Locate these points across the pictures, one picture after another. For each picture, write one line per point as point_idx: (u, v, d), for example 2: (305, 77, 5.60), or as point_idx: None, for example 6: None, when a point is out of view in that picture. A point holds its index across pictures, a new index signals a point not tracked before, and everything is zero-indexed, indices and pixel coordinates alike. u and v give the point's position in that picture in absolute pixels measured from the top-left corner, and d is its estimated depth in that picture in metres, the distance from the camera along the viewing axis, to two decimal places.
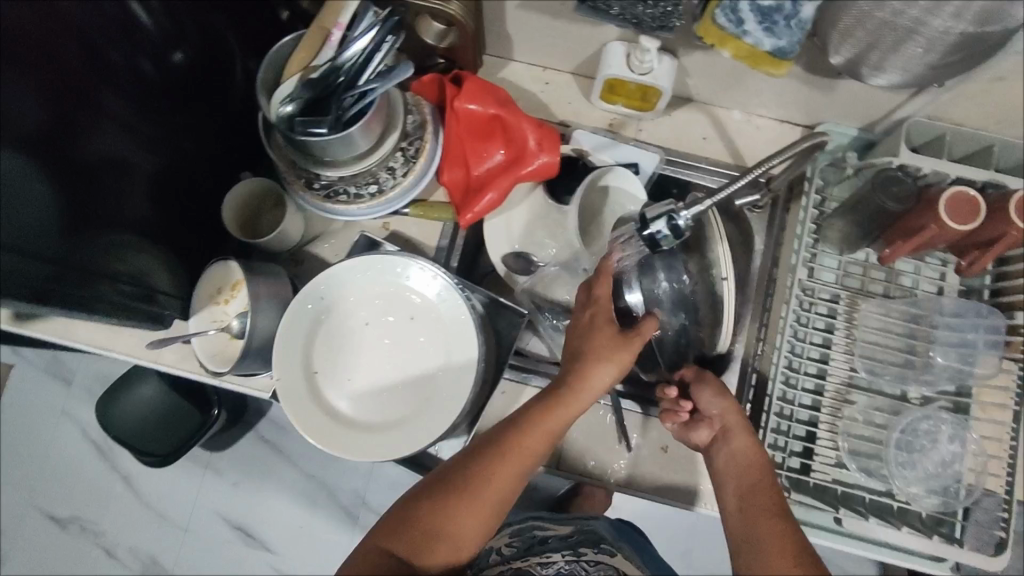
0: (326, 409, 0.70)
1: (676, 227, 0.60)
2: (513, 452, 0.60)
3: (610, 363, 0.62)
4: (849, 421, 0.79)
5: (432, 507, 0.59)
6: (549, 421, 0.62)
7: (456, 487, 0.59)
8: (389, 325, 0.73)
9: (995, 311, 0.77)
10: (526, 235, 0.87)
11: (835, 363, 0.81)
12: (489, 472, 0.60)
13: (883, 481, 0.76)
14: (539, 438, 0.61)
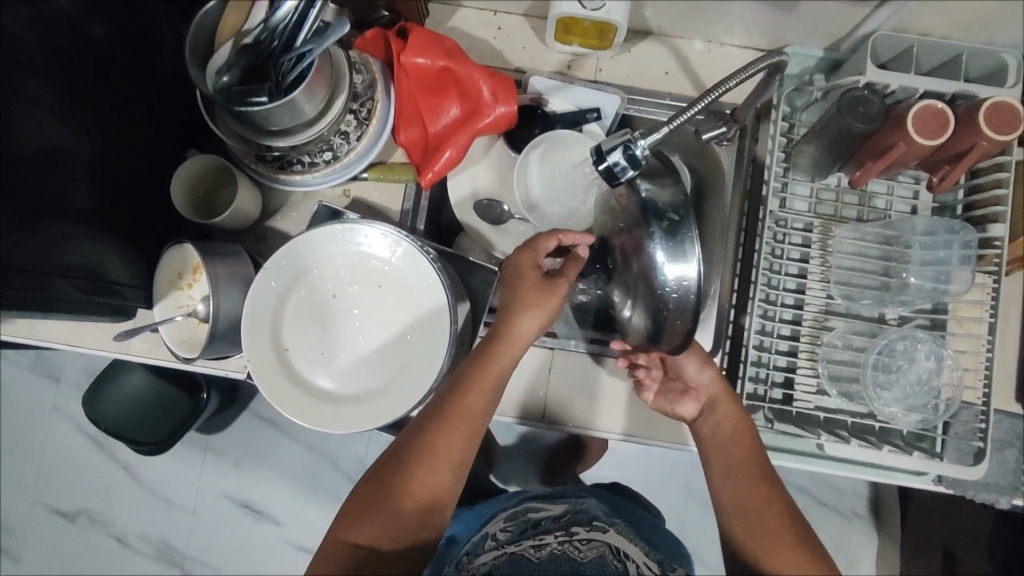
0: (302, 385, 0.69)
1: (634, 157, 0.58)
2: (457, 419, 0.63)
3: (530, 312, 0.67)
4: (829, 347, 0.79)
5: (393, 488, 0.61)
6: (487, 382, 0.65)
7: (409, 465, 0.61)
8: (357, 294, 0.72)
9: (967, 226, 0.76)
10: (492, 191, 0.85)
11: (811, 292, 0.81)
12: (439, 446, 0.62)
13: (863, 404, 0.77)
14: (479, 397, 0.64)
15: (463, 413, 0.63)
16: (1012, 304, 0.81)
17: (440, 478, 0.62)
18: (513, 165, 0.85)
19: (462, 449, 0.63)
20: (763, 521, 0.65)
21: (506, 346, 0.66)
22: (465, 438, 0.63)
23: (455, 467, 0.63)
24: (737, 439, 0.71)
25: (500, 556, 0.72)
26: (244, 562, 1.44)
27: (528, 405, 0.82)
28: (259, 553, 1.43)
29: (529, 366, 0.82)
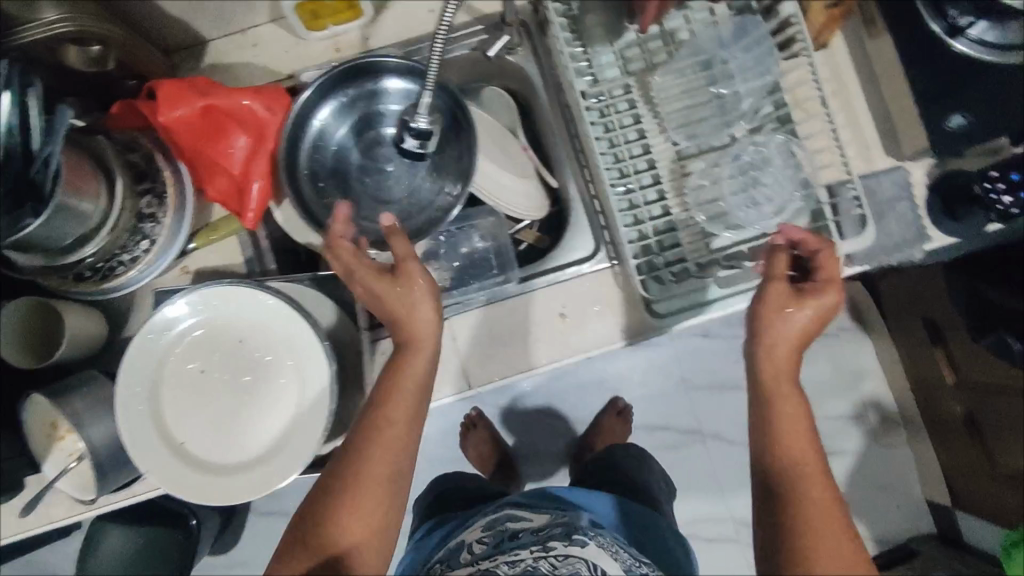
0: (218, 468, 0.66)
1: (419, 132, 0.61)
2: (380, 433, 0.60)
3: (422, 294, 0.62)
4: (696, 191, 0.78)
5: (324, 523, 0.57)
6: (405, 384, 0.62)
7: (345, 480, 0.58)
8: (223, 360, 0.68)
9: (754, 21, 0.78)
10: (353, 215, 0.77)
11: (657, 147, 0.79)
12: (363, 460, 0.58)
13: (745, 227, 0.77)
14: (400, 407, 0.61)
15: (386, 425, 0.60)
16: (837, 72, 0.81)
17: (378, 481, 0.59)
18: (378, 198, 0.78)
19: (394, 463, 0.60)
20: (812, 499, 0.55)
21: (409, 350, 0.63)
22: (397, 450, 0.60)
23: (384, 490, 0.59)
24: (773, 355, 0.61)
25: (470, 573, 0.64)
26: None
27: (450, 382, 0.79)
28: None
29: None
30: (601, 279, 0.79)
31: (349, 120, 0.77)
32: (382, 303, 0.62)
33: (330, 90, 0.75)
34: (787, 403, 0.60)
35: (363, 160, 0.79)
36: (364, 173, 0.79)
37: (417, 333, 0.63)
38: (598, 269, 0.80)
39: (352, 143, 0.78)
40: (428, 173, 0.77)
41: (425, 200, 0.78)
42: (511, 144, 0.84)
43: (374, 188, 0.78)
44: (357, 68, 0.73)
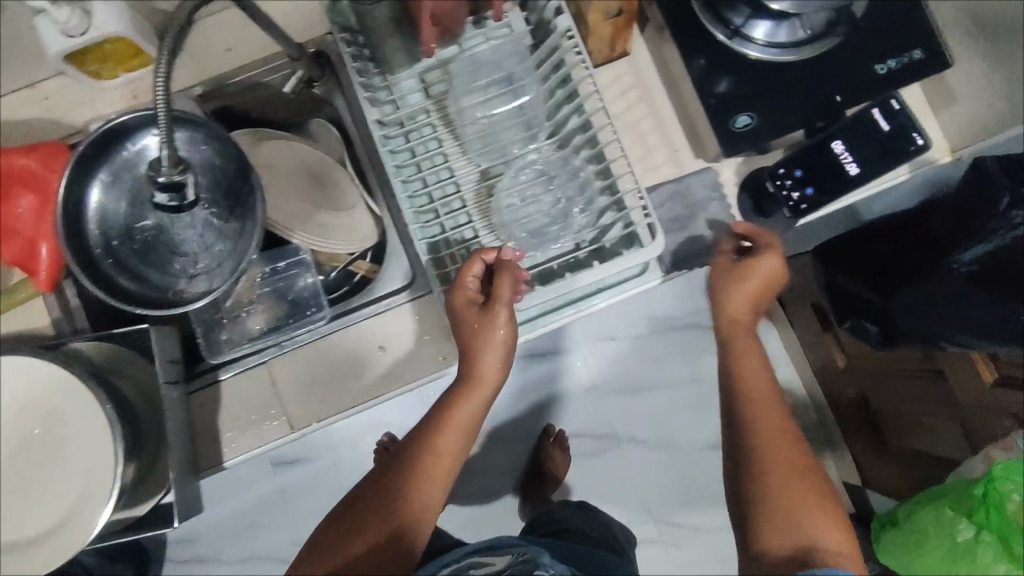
0: (6, 548, 0.64)
1: (168, 184, 0.59)
2: (429, 459, 0.64)
3: (495, 330, 0.66)
4: (503, 211, 0.77)
5: (359, 524, 0.61)
6: (457, 424, 0.66)
7: (397, 488, 0.63)
8: (13, 432, 0.66)
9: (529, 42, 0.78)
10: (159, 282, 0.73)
11: (461, 171, 0.79)
12: (412, 480, 0.63)
13: (558, 242, 0.76)
14: (451, 438, 0.65)
15: (438, 456, 0.64)
16: (641, 79, 0.82)
17: (423, 510, 0.63)
18: (186, 262, 0.74)
19: (440, 487, 0.65)
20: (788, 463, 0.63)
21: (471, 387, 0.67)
22: (444, 479, 0.65)
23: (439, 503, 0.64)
24: (750, 368, 0.68)
25: None
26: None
27: (277, 425, 0.77)
28: None
29: (256, 390, 0.78)
30: (420, 309, 0.79)
31: (117, 193, 0.73)
32: (472, 330, 0.67)
33: (100, 159, 0.72)
34: (757, 369, 0.68)
35: (153, 230, 0.74)
36: (161, 241, 0.74)
37: (487, 370, 0.68)
38: (415, 299, 0.79)
39: (134, 215, 0.73)
40: (210, 221, 0.74)
41: (212, 250, 0.74)
42: (319, 183, 0.82)
43: (176, 255, 0.74)
44: (99, 141, 0.69)
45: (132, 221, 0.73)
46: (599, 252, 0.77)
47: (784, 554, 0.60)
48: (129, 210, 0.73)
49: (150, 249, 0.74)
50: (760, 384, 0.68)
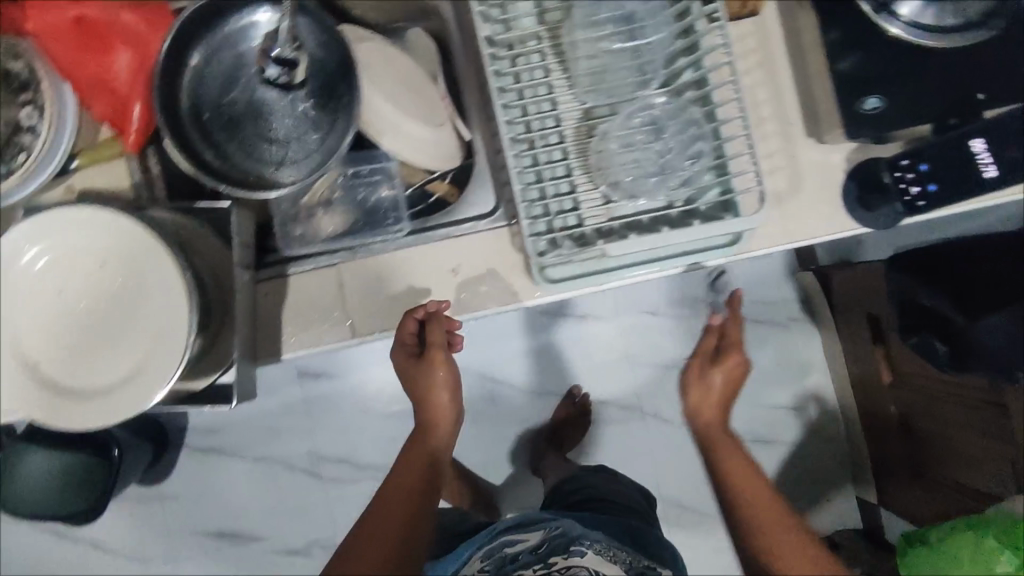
0: (66, 394, 0.65)
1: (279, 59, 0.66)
2: (407, 467, 0.83)
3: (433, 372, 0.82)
4: (601, 155, 0.75)
5: (361, 539, 0.75)
6: (424, 452, 0.84)
7: (384, 496, 0.80)
8: (81, 285, 0.66)
9: None
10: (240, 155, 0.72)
11: (564, 105, 0.76)
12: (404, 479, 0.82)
13: (651, 196, 0.74)
14: (419, 456, 0.84)
15: (412, 464, 0.83)
16: (770, 40, 0.77)
17: (403, 515, 0.78)
18: (269, 141, 0.73)
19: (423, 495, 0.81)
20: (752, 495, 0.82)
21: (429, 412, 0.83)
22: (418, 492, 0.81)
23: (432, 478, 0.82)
24: (710, 422, 0.88)
25: None
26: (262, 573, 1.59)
27: (333, 330, 0.76)
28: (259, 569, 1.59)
29: (319, 292, 0.76)
30: (500, 240, 0.76)
31: (214, 62, 0.73)
32: (416, 374, 0.80)
33: (199, 35, 0.72)
34: (713, 419, 0.88)
35: (243, 104, 0.73)
36: (249, 116, 0.73)
37: (440, 401, 0.83)
38: (496, 228, 0.77)
39: (228, 87, 0.73)
40: (305, 106, 0.73)
41: (304, 135, 0.73)
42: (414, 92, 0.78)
43: (261, 132, 0.73)
44: (214, 5, 0.70)
45: (224, 91, 0.73)
46: (692, 214, 0.75)
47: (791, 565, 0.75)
48: (222, 79, 0.73)
49: (236, 122, 0.73)
50: (714, 401, 0.88)
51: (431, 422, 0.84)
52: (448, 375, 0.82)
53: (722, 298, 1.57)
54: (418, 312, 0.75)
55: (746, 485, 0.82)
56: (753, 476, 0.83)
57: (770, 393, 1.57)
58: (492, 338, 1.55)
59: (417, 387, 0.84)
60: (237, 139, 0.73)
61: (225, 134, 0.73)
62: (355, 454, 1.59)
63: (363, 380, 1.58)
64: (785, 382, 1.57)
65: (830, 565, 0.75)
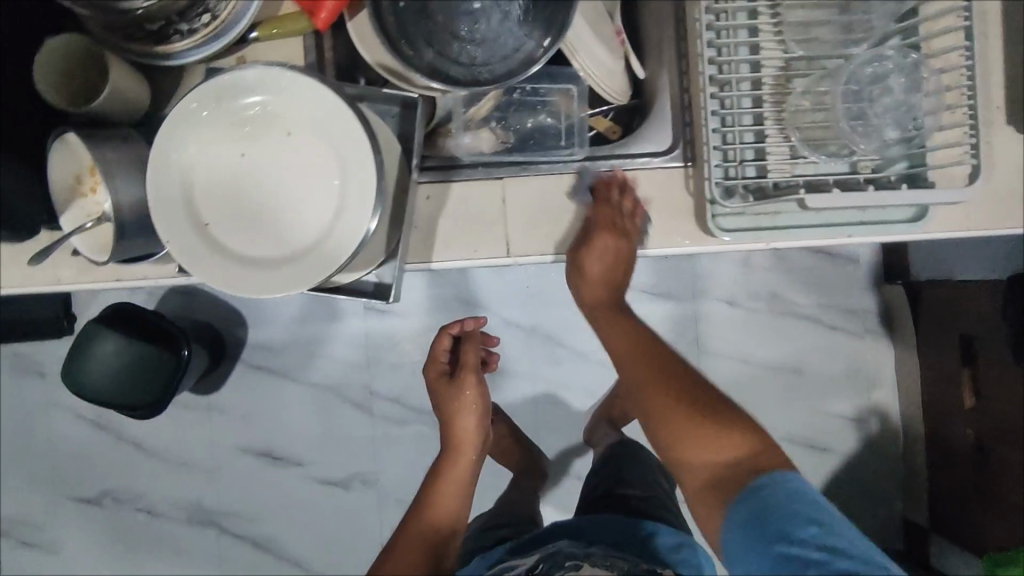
0: (238, 257, 0.63)
1: None
2: (438, 489, 0.97)
3: (463, 400, 1.01)
4: (795, 112, 0.71)
5: (406, 530, 0.94)
6: (463, 463, 0.99)
7: (423, 495, 0.98)
8: (266, 149, 0.64)
9: None
10: (433, 48, 0.70)
11: (766, 51, 0.72)
12: (448, 480, 0.98)
13: (844, 158, 0.71)
14: (460, 473, 0.99)
15: (449, 483, 0.98)
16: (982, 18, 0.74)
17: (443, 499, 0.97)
18: (464, 38, 0.70)
19: (462, 481, 0.99)
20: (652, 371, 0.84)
21: (457, 434, 1.00)
22: (448, 497, 0.97)
23: (466, 480, 0.99)
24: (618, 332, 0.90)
25: None
26: (295, 501, 1.53)
27: (490, 243, 0.75)
28: (291, 495, 1.53)
29: (480, 202, 0.74)
30: (672, 179, 0.75)
31: None
32: (450, 392, 1.02)
33: None
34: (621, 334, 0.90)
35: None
36: (449, 9, 0.70)
37: (467, 423, 1.00)
38: (669, 166, 0.75)
39: None
40: (520, 14, 0.70)
41: (515, 43, 0.70)
42: (603, 20, 0.74)
43: (457, 27, 0.70)
44: None
45: None
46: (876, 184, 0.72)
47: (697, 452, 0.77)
48: None
49: (434, 14, 0.70)
50: (601, 280, 0.89)
51: (459, 441, 1.00)
52: (475, 398, 1.01)
53: (811, 297, 1.52)
54: (454, 329, 1.09)
55: (633, 363, 0.87)
56: (659, 359, 0.86)
57: (833, 401, 1.51)
58: (560, 301, 1.48)
59: (447, 407, 1.02)
60: (432, 32, 0.70)
61: (420, 23, 0.70)
62: (408, 398, 1.52)
63: (422, 325, 1.50)
64: (850, 391, 1.52)
65: (715, 429, 0.77)
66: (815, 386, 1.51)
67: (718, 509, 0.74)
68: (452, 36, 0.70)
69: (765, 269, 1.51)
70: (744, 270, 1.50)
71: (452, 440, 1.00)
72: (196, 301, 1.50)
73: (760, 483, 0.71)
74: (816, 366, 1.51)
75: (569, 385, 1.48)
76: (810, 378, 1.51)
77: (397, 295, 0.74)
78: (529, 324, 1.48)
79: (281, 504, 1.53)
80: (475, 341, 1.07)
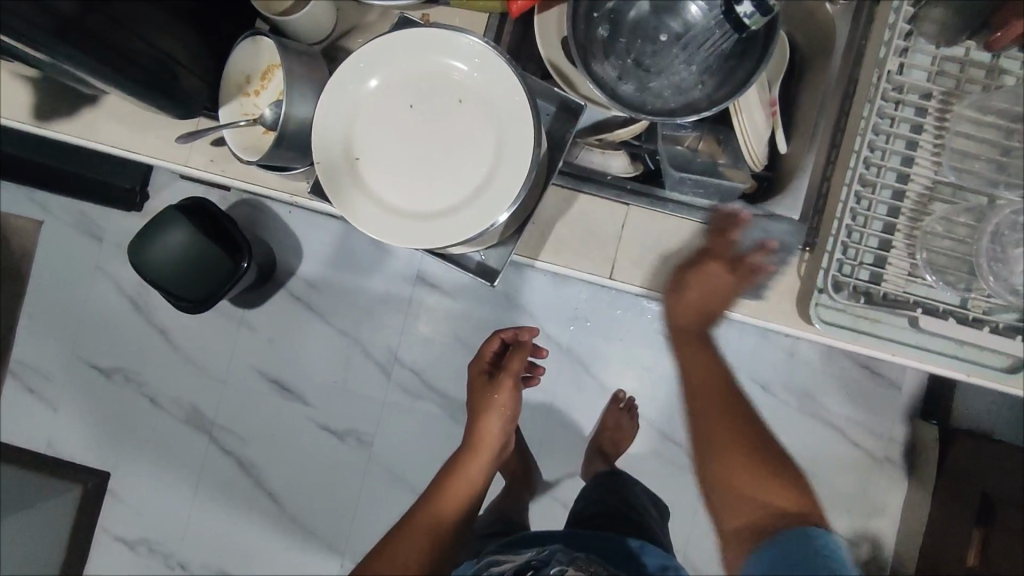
0: (374, 197, 0.65)
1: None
2: (452, 485, 0.99)
3: (496, 403, 1.01)
4: (927, 234, 0.72)
5: (412, 516, 0.98)
6: (481, 458, 1.01)
7: (436, 486, 1.00)
8: (433, 107, 0.66)
9: None
10: (612, 65, 0.73)
11: (920, 167, 0.73)
12: (461, 472, 1.00)
13: (961, 292, 0.71)
14: (477, 468, 1.00)
15: (461, 480, 0.99)
16: None
17: (459, 497, 0.99)
18: (640, 65, 0.73)
19: (478, 477, 1.01)
20: (734, 451, 0.76)
21: (480, 434, 1.01)
22: (461, 496, 0.99)
23: (480, 479, 1.00)
24: (703, 374, 0.82)
25: None
26: (287, 435, 1.50)
27: (597, 259, 0.77)
28: (285, 429, 1.50)
29: (603, 218, 0.77)
30: (786, 257, 0.76)
31: None
32: (487, 392, 1.02)
33: None
34: (705, 369, 0.83)
35: (636, 20, 0.74)
36: (637, 35, 0.74)
37: (492, 423, 1.01)
38: (786, 244, 0.76)
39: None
40: (705, 58, 0.72)
41: (686, 88, 0.72)
42: (764, 89, 0.78)
43: (639, 52, 0.74)
44: None
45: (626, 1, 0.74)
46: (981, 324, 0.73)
47: (738, 506, 0.73)
48: None
49: (622, 35, 0.74)
50: (693, 309, 0.82)
51: (481, 441, 1.01)
52: (508, 404, 1.01)
53: (869, 414, 1.41)
54: (507, 335, 1.09)
55: (722, 440, 0.77)
56: (731, 401, 0.80)
57: (830, 514, 1.40)
58: (598, 330, 1.44)
59: (480, 404, 1.03)
60: (616, 51, 0.73)
61: (608, 39, 0.73)
62: (433, 376, 1.49)
63: (462, 309, 1.48)
64: (850, 511, 1.40)
65: (773, 482, 0.73)
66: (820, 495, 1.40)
67: (750, 551, 0.70)
68: (630, 60, 0.73)
69: (807, 364, 1.42)
70: (786, 359, 1.42)
71: (472, 436, 1.02)
72: (264, 217, 1.50)
73: (805, 530, 0.68)
74: (825, 475, 1.40)
75: (586, 415, 1.43)
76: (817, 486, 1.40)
77: (499, 280, 0.76)
78: (564, 343, 1.44)
79: (271, 433, 1.50)
80: (524, 350, 1.05)
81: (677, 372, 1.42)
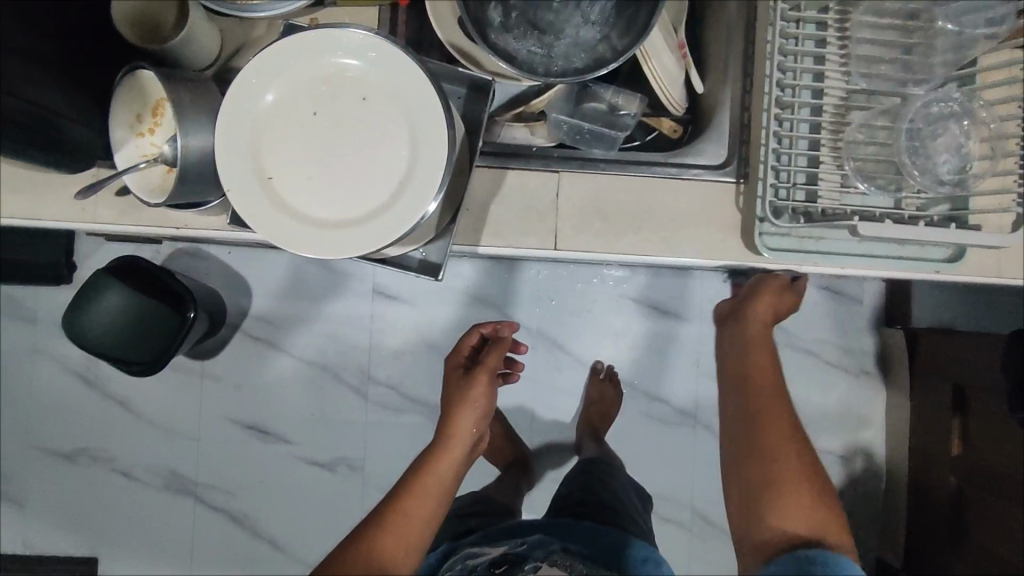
0: (296, 214, 0.63)
1: None
2: (423, 477, 0.94)
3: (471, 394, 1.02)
4: (851, 142, 0.73)
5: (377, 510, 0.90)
6: (456, 450, 0.98)
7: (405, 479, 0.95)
8: (338, 109, 0.64)
9: None
10: (514, 38, 0.71)
11: (831, 80, 0.74)
12: (433, 463, 0.95)
13: (892, 193, 0.73)
14: (450, 460, 0.96)
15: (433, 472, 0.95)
16: None
17: (430, 489, 0.93)
18: (541, 33, 0.72)
19: (450, 468, 0.96)
20: None
21: (455, 427, 0.99)
22: (435, 490, 0.93)
23: (454, 469, 0.96)
24: None
25: None
26: (273, 478, 1.45)
27: (538, 232, 0.76)
28: (270, 473, 1.45)
29: (535, 190, 0.76)
30: (722, 194, 0.77)
31: None
32: (463, 384, 1.04)
33: None
34: None
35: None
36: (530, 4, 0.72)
37: (464, 415, 1.00)
38: (720, 181, 0.77)
39: None
40: (599, 11, 0.71)
41: (591, 43, 0.71)
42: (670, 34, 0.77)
43: (537, 20, 0.72)
44: None
45: None
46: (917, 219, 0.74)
47: None
48: None
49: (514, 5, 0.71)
50: None
51: (455, 431, 0.99)
52: (482, 397, 1.02)
53: (838, 333, 1.44)
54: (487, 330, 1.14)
55: None
56: None
57: (820, 436, 1.43)
58: (563, 307, 1.43)
59: (455, 397, 1.03)
60: (514, 23, 0.72)
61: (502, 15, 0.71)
62: (410, 387, 1.46)
63: (425, 315, 1.45)
64: (839, 429, 1.43)
65: None
66: (808, 420, 1.43)
67: None
68: (528, 31, 0.72)
69: None
70: None
71: (446, 427, 1.00)
72: (203, 262, 1.44)
73: None
74: (810, 400, 1.43)
75: (569, 391, 1.42)
76: (804, 412, 1.43)
77: (444, 274, 0.74)
78: (532, 327, 1.43)
79: (258, 480, 1.45)
80: (501, 345, 1.09)
81: (648, 331, 1.43)
